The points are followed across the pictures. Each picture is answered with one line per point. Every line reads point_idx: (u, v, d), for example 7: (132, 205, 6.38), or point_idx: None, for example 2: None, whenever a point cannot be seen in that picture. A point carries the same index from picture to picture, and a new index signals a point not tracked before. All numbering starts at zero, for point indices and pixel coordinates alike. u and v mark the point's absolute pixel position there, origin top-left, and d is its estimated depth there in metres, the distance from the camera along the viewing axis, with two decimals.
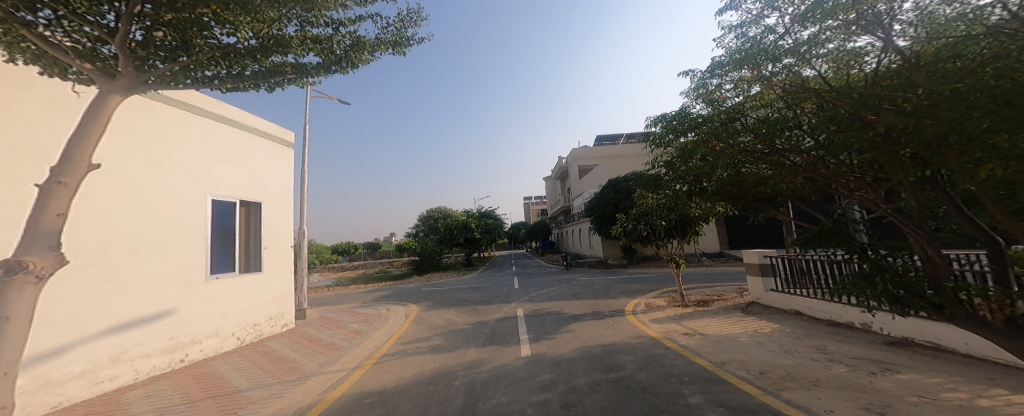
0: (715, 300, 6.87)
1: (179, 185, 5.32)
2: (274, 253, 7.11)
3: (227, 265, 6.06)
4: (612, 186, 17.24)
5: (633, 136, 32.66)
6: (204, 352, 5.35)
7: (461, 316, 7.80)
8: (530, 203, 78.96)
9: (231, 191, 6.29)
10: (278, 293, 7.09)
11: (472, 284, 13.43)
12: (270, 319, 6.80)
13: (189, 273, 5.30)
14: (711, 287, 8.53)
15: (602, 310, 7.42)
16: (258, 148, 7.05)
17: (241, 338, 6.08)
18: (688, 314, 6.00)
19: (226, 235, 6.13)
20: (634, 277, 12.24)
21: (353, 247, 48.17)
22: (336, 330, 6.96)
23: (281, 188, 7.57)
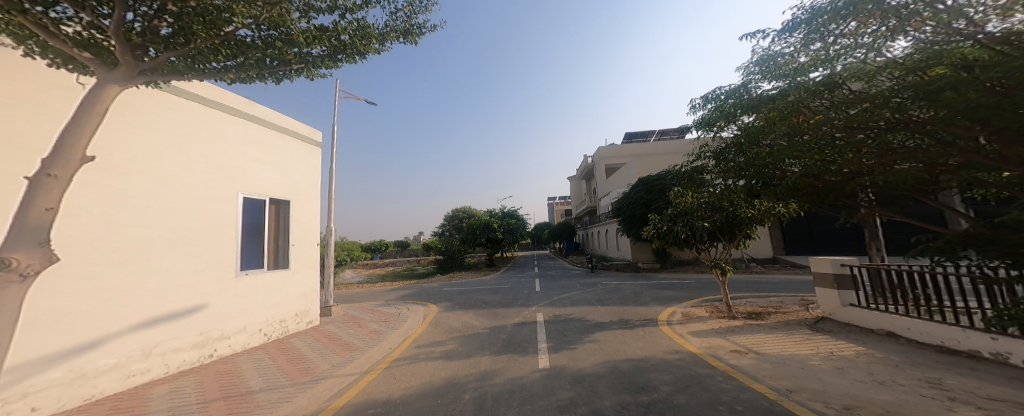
0: (770, 313, 6.14)
1: (217, 182, 5.35)
2: (304, 251, 7.14)
3: (256, 262, 6.02)
4: (642, 185, 16.24)
5: (667, 133, 30.92)
6: (232, 347, 5.38)
7: (479, 319, 7.48)
8: (557, 204, 77.88)
9: (264, 190, 6.25)
10: (306, 289, 7.12)
11: (493, 285, 13.13)
12: (297, 316, 6.83)
13: (222, 269, 5.32)
14: (760, 297, 7.57)
15: (632, 318, 6.76)
16: (290, 149, 7.02)
17: (269, 333, 6.11)
18: (735, 330, 5.36)
19: (256, 232, 6.10)
20: (667, 283, 11.29)
21: (384, 245, 49.89)
22: (356, 329, 6.89)
23: (311, 189, 7.55)
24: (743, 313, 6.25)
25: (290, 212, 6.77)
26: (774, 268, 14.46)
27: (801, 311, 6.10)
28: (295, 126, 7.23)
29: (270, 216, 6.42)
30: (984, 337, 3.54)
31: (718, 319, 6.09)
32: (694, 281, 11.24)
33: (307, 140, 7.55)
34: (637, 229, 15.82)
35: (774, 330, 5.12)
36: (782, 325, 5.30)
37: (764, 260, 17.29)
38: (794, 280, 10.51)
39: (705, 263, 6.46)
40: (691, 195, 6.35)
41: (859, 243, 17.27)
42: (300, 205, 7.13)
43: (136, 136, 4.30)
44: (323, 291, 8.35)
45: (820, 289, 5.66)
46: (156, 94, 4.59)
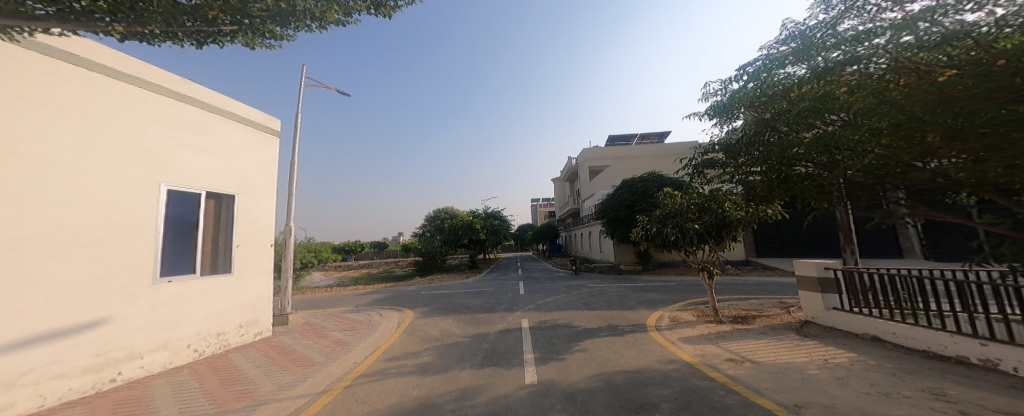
0: (755, 317, 5.97)
1: (129, 173, 4.53)
2: (253, 253, 6.36)
3: (186, 265, 5.25)
4: (626, 187, 16.25)
5: (647, 137, 31.62)
6: (145, 368, 4.57)
7: (458, 326, 6.97)
8: (539, 205, 78.20)
9: (199, 183, 5.46)
10: (253, 297, 6.33)
11: (475, 288, 12.61)
12: (240, 327, 6.04)
13: (133, 276, 4.49)
14: (742, 300, 7.51)
15: (618, 324, 6.48)
16: (234, 136, 6.23)
17: (200, 349, 5.32)
18: (725, 333, 5.13)
19: (188, 231, 5.33)
20: (649, 286, 11.21)
21: (360, 246, 48.03)
22: (316, 340, 6.18)
23: (263, 182, 6.76)
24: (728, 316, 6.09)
25: (233, 209, 6.03)
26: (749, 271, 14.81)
27: (785, 314, 6.00)
28: (243, 110, 6.44)
29: (208, 212, 5.65)
30: (971, 342, 3.39)
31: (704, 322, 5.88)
32: (676, 284, 11.24)
33: (257, 126, 6.76)
34: (620, 231, 15.80)
35: (762, 334, 4.85)
36: (768, 330, 5.03)
37: (738, 262, 17.71)
38: (773, 283, 10.68)
39: (693, 265, 6.30)
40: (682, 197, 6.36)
41: (823, 246, 18.10)
42: (247, 200, 6.33)
43: (13, 112, 3.50)
44: (281, 296, 7.50)
45: (805, 293, 5.56)
46: (37, 61, 3.75)
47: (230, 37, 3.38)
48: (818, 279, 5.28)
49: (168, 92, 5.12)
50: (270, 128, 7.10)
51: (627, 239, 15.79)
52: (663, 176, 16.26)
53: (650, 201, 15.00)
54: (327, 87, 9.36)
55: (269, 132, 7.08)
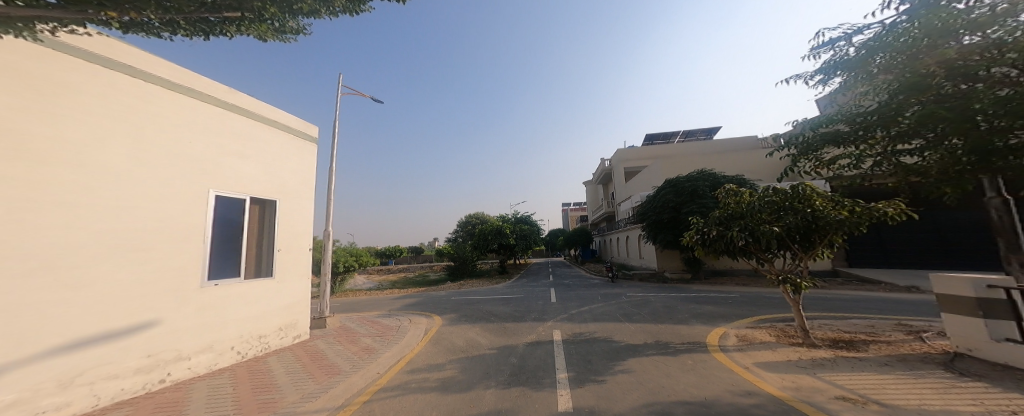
0: (869, 342, 5.17)
1: (180, 178, 4.56)
2: (293, 257, 6.33)
3: (232, 270, 5.25)
4: (670, 187, 15.02)
5: (690, 134, 29.55)
6: (192, 370, 4.56)
7: (487, 336, 6.49)
8: (572, 210, 76.54)
9: (244, 188, 5.48)
10: (293, 300, 6.30)
11: (505, 294, 12.12)
12: (280, 330, 6.02)
13: (183, 280, 4.50)
14: (839, 319, 6.65)
15: (670, 340, 5.61)
16: (277, 144, 6.25)
17: (243, 352, 5.30)
18: (835, 360, 4.44)
19: (235, 237, 5.33)
20: (700, 297, 9.99)
21: (398, 251, 49.87)
22: (345, 345, 6.02)
23: (302, 187, 6.73)
24: (826, 339, 5.36)
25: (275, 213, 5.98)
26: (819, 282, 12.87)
27: (906, 342, 5.13)
28: (284, 117, 6.48)
29: (252, 218, 5.65)
30: None
31: (795, 343, 5.21)
32: (732, 296, 9.91)
33: (297, 133, 6.78)
34: (664, 235, 14.54)
35: (879, 371, 4.08)
36: (889, 364, 4.27)
37: (824, 273, 15.79)
38: (855, 299, 9.04)
39: (768, 278, 5.40)
40: (754, 195, 5.62)
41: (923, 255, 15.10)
42: (287, 205, 6.29)
43: (69, 119, 3.56)
44: (318, 300, 7.55)
45: (950, 316, 4.70)
46: (98, 72, 3.86)
47: (238, 29, 3.29)
48: (976, 299, 4.37)
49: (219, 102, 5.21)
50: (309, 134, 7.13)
51: (672, 244, 14.46)
52: (714, 175, 14.74)
53: (699, 202, 13.62)
54: (362, 93, 9.43)
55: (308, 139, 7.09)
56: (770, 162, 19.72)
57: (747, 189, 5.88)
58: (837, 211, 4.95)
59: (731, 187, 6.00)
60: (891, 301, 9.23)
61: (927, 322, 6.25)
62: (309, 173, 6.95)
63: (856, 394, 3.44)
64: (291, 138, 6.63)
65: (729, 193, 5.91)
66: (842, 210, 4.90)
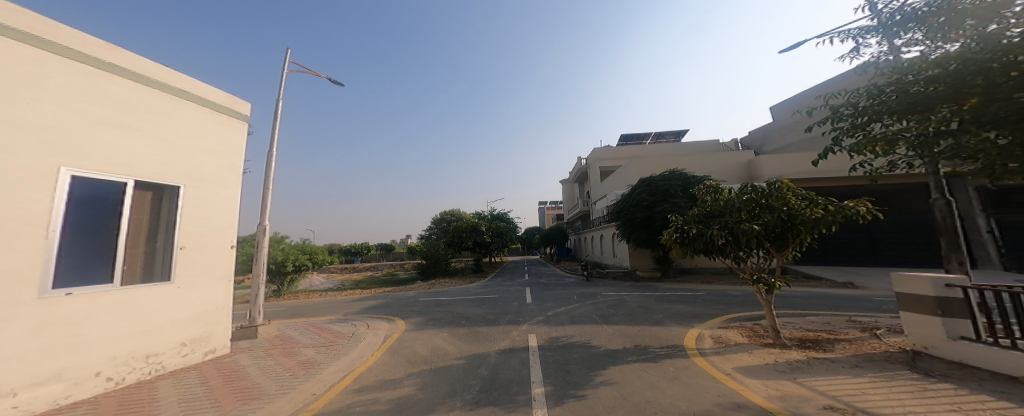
0: (833, 340, 4.80)
1: (28, 149, 3.28)
2: (210, 254, 5.05)
3: (101, 275, 3.88)
4: (644, 186, 14.99)
5: (662, 136, 30.27)
6: (25, 408, 3.18)
7: (455, 344, 5.87)
8: (548, 208, 76.94)
9: (123, 170, 4.03)
10: (201, 308, 4.96)
11: (477, 294, 11.50)
12: (182, 346, 4.70)
13: (13, 284, 3.15)
14: (798, 317, 6.43)
15: (649, 344, 5.21)
16: (180, 118, 4.72)
17: (117, 379, 3.96)
18: (808, 361, 3.95)
19: (106, 231, 3.95)
20: (674, 297, 9.87)
21: (366, 248, 47.69)
22: (276, 360, 5.09)
23: (224, 174, 5.31)
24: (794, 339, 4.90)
25: (177, 205, 4.61)
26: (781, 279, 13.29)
27: (868, 339, 4.75)
28: (196, 87, 4.98)
29: (138, 206, 4.26)
30: None
31: (765, 344, 4.72)
32: (705, 295, 9.87)
33: (218, 109, 5.28)
34: (638, 234, 14.49)
35: (856, 369, 3.67)
36: (864, 362, 3.88)
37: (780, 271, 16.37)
38: (819, 298, 9.27)
39: (744, 277, 5.00)
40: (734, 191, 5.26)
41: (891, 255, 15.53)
42: (200, 193, 4.92)
43: None
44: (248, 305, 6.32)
45: (908, 315, 4.25)
46: None
47: None
48: (936, 299, 3.94)
49: (81, 57, 3.74)
50: (238, 112, 5.63)
51: (645, 242, 14.44)
52: (684, 175, 14.86)
53: (671, 202, 13.66)
54: (316, 72, 8.24)
55: (235, 118, 5.58)
56: (734, 165, 20.36)
57: (726, 186, 5.50)
58: (818, 210, 4.57)
59: (711, 183, 5.62)
60: (850, 298, 9.51)
61: (878, 318, 6.08)
62: None
63: (843, 400, 2.98)
64: (209, 114, 5.16)
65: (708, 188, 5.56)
66: (823, 210, 4.54)
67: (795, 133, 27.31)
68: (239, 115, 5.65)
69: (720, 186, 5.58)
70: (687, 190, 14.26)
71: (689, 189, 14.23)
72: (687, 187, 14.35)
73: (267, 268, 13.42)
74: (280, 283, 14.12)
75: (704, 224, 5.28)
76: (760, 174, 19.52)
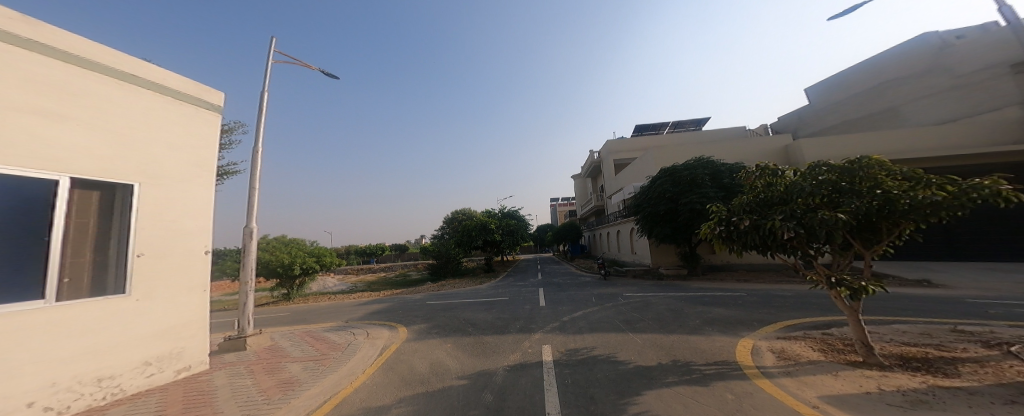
0: (949, 361, 3.89)
1: None
2: (180, 262, 4.45)
3: (29, 290, 3.25)
4: (666, 176, 13.88)
5: (679, 125, 28.80)
6: None
7: (458, 358, 5.13)
8: (560, 206, 75.63)
9: (56, 164, 3.43)
10: (172, 323, 4.37)
11: (488, 297, 10.76)
12: (146, 365, 4.09)
13: None
14: (881, 327, 5.55)
15: (690, 360, 4.31)
16: (129, 106, 4.11)
17: (60, 408, 3.35)
18: (935, 393, 3.01)
19: (34, 237, 3.36)
20: (704, 298, 8.90)
21: (379, 248, 47.66)
22: (257, 380, 4.38)
23: (189, 170, 4.68)
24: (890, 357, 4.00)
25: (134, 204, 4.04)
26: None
27: (1003, 360, 3.84)
28: (148, 70, 4.35)
29: (79, 209, 3.67)
30: None
31: (852, 362, 3.86)
32: (739, 297, 8.87)
33: (179, 96, 4.66)
34: (660, 229, 13.47)
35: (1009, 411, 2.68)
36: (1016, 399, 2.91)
37: None
38: (881, 299, 8.08)
39: (824, 280, 4.04)
40: (801, 172, 4.30)
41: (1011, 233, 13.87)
42: (163, 192, 4.34)
43: None
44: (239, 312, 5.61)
45: None
46: None
47: None
48: None
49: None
50: (203, 101, 4.99)
51: (668, 237, 13.41)
52: (712, 163, 13.66)
53: (699, 192, 12.56)
54: (307, 64, 7.03)
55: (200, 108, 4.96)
56: (764, 151, 18.96)
57: (788, 167, 4.50)
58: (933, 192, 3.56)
59: (768, 164, 4.62)
60: (910, 299, 8.36)
61: (993, 329, 5.23)
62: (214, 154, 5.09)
63: None
64: (167, 102, 4.54)
65: (764, 169, 4.59)
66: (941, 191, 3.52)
67: (837, 115, 25.81)
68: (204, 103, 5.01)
69: (780, 167, 4.57)
70: (716, 179, 13.10)
71: (718, 178, 13.06)
72: (715, 176, 13.20)
73: (275, 272, 12.99)
74: (290, 287, 13.76)
75: (762, 214, 4.33)
76: (796, 160, 18.13)
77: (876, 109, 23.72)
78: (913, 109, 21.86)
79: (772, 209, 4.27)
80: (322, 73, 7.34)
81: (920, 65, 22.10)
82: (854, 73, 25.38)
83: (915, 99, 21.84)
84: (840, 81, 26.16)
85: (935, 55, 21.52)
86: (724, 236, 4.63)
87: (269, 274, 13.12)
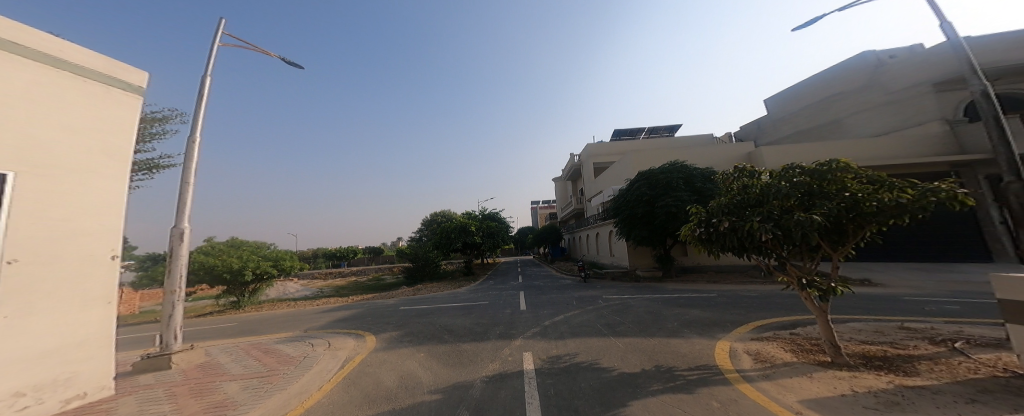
0: (906, 357, 3.58)
1: None
2: (73, 269, 3.66)
3: None
4: (643, 179, 14.08)
5: (655, 130, 29.61)
6: None
7: (432, 370, 4.77)
8: (540, 208, 75.99)
9: None
10: (61, 343, 3.57)
11: (465, 301, 10.40)
12: (18, 396, 3.24)
13: None
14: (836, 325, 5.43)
15: (672, 365, 4.19)
16: (11, 80, 3.34)
17: None
18: (903, 393, 2.65)
19: None
20: (681, 299, 8.96)
21: (352, 252, 45.87)
22: (180, 404, 3.87)
23: (91, 159, 3.91)
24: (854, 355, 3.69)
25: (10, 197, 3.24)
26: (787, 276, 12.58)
27: (955, 356, 3.57)
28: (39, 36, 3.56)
29: None
30: None
31: (819, 363, 3.60)
32: (713, 298, 9.00)
33: (87, 73, 3.95)
34: (637, 231, 13.62)
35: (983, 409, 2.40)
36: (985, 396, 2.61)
37: None
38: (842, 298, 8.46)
39: (795, 281, 3.90)
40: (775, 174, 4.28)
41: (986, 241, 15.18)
42: (50, 185, 3.56)
43: None
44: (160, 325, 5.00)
45: None
46: None
47: None
48: None
49: None
50: (115, 78, 4.23)
51: (645, 239, 13.57)
52: (686, 167, 13.98)
53: (674, 196, 12.78)
54: (266, 52, 6.58)
55: (111, 85, 4.18)
56: (733, 157, 19.72)
57: (766, 169, 4.46)
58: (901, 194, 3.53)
59: (746, 167, 4.59)
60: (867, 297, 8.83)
61: (936, 324, 5.20)
62: (122, 140, 4.23)
63: None
64: (64, 77, 3.76)
65: (739, 171, 4.57)
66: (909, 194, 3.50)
67: (792, 125, 27.38)
68: (116, 81, 4.24)
69: (758, 169, 4.54)
70: (689, 183, 13.39)
71: (692, 182, 13.38)
72: (688, 180, 13.50)
73: (222, 278, 12.04)
74: (241, 294, 12.87)
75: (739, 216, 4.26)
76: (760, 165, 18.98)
77: (823, 121, 25.28)
78: (853, 121, 23.38)
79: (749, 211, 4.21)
80: (282, 61, 6.76)
81: (861, 80, 23.60)
82: (809, 85, 26.94)
83: (853, 112, 23.29)
84: (796, 92, 27.66)
85: (875, 71, 23.13)
86: (701, 237, 4.55)
87: (214, 280, 12.08)
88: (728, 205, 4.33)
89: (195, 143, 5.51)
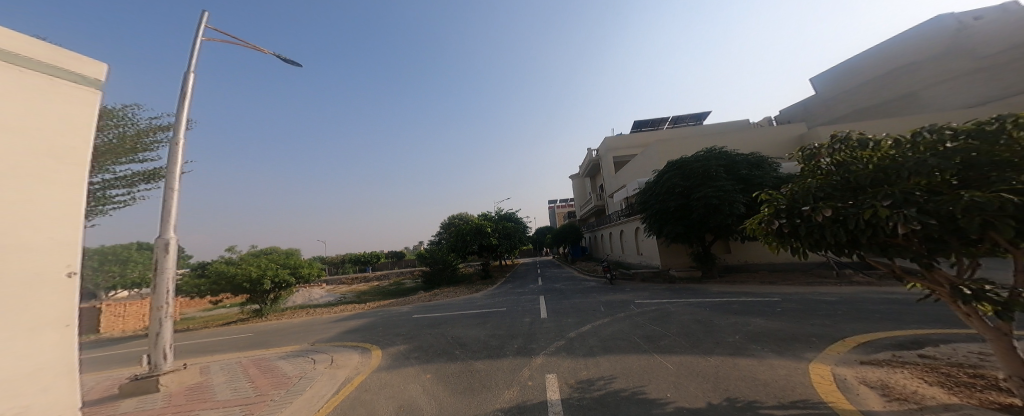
0: None
1: None
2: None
3: None
4: (675, 169, 12.72)
5: (680, 119, 27.74)
6: None
7: (441, 398, 3.93)
8: (559, 208, 74.43)
9: None
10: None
11: (483, 308, 9.60)
12: None
13: None
14: (976, 345, 4.32)
15: (754, 401, 3.23)
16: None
17: None
18: None
19: None
20: (731, 305, 7.74)
21: (373, 256, 46.24)
22: None
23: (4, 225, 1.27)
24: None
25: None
26: (864, 276, 11.10)
27: None
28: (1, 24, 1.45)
29: None
30: None
31: (1004, 408, 2.78)
32: (770, 303, 7.73)
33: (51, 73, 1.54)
34: (671, 226, 12.29)
35: None
36: None
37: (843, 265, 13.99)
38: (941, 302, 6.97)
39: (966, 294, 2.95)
40: (904, 141, 3.07)
41: None
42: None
43: None
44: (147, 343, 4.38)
45: None
46: None
47: None
48: None
49: None
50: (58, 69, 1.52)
51: (680, 236, 12.19)
52: (725, 153, 12.58)
53: (714, 186, 11.42)
54: (259, 48, 5.83)
55: (54, 78, 1.49)
56: (776, 142, 18.01)
57: (884, 136, 3.23)
58: None
59: (851, 133, 3.40)
60: None
61: None
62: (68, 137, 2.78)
63: None
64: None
65: (843, 141, 3.38)
66: None
67: (847, 104, 24.63)
68: (71, 73, 1.56)
69: (870, 136, 3.32)
70: (731, 171, 12.02)
71: (733, 170, 12.00)
72: (729, 168, 12.12)
73: (242, 287, 11.73)
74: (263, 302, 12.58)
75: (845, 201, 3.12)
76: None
77: (887, 96, 22.60)
78: (931, 94, 20.83)
79: (862, 194, 3.06)
80: (278, 59, 6.12)
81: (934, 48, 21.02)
82: (860, 59, 24.14)
83: (931, 85, 20.77)
84: (845, 70, 24.85)
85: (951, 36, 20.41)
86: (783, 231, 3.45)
87: (235, 290, 11.87)
88: (826, 188, 3.20)
89: (179, 143, 4.90)
